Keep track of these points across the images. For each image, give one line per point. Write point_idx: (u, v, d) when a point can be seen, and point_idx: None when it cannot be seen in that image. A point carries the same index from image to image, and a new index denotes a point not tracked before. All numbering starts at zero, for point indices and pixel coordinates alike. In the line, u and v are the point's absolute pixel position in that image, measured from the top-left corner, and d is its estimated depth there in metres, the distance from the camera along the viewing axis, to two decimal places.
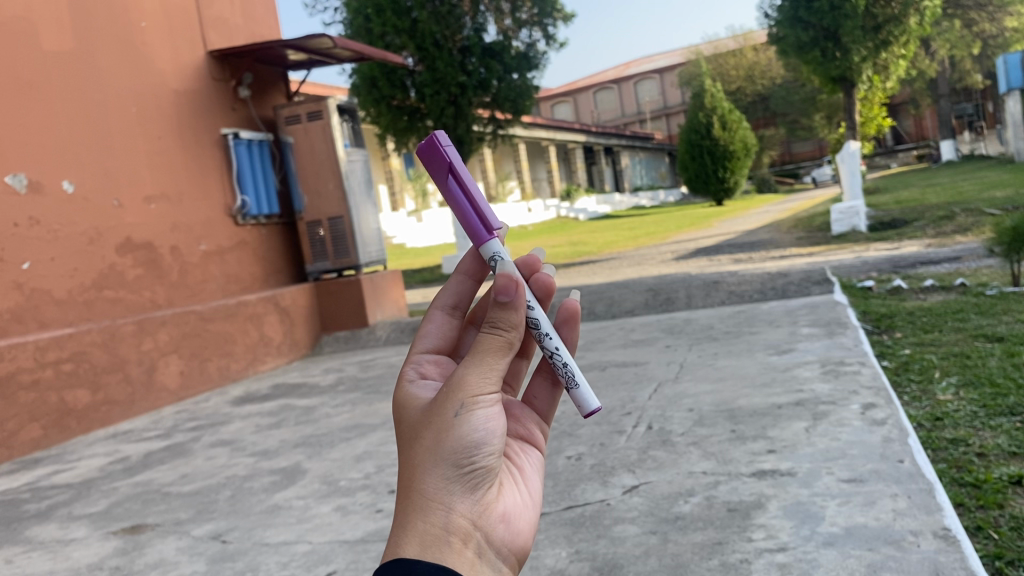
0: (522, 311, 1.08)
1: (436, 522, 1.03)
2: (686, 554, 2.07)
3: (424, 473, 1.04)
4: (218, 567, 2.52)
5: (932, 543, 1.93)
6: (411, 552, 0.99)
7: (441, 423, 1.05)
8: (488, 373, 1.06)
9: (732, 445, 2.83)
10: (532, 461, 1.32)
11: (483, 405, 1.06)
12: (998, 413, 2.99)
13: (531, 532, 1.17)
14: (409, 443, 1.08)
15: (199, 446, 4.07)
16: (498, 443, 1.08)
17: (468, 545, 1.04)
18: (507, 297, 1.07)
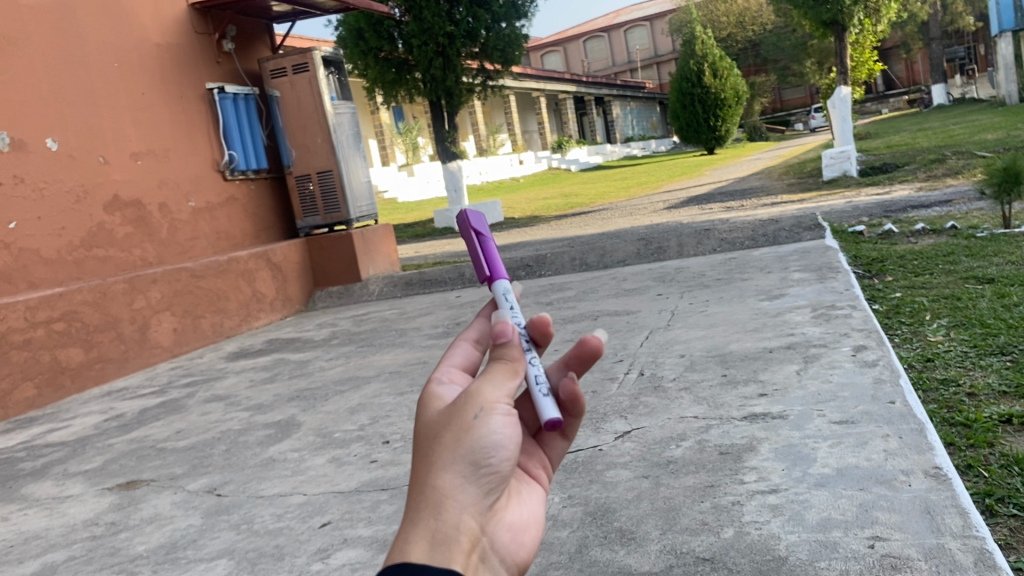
0: (516, 347, 1.01)
1: (447, 521, 0.93)
2: (678, 497, 2.08)
3: (438, 472, 0.94)
4: (214, 520, 2.53)
5: (923, 481, 1.94)
6: (420, 555, 0.89)
7: (459, 424, 0.95)
8: (506, 383, 0.98)
9: (724, 389, 2.84)
10: (533, 493, 1.15)
11: (506, 412, 0.97)
12: (989, 353, 3.03)
13: (534, 537, 1.08)
14: (422, 443, 0.98)
15: (193, 402, 4.08)
16: (518, 454, 0.98)
17: (475, 551, 0.94)
18: (505, 335, 1.00)
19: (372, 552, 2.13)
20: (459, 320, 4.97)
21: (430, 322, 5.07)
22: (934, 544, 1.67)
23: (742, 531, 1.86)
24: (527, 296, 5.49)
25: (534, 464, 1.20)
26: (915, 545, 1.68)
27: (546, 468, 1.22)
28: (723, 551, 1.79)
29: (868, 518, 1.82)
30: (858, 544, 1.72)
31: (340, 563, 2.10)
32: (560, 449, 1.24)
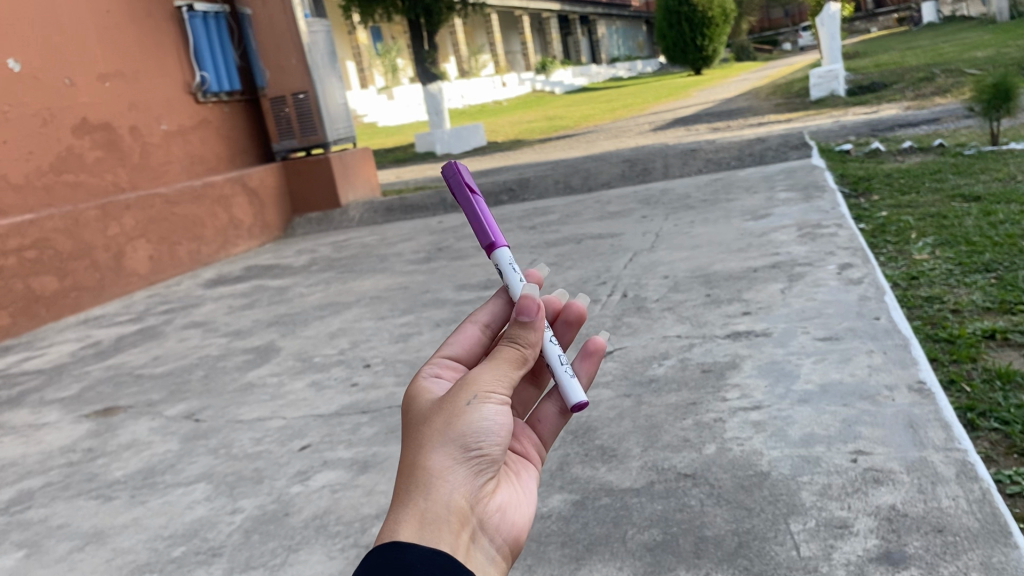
0: (539, 331, 0.99)
1: (438, 501, 0.87)
2: (659, 415, 2.06)
3: (431, 454, 0.89)
4: (192, 444, 2.50)
5: (907, 396, 1.92)
6: (408, 534, 0.83)
7: (452, 409, 0.91)
8: (506, 371, 0.94)
9: (707, 309, 2.81)
10: (529, 476, 1.10)
11: (498, 400, 0.92)
12: (974, 271, 3.01)
13: (527, 513, 1.02)
14: (416, 428, 0.92)
15: (172, 329, 4.02)
16: (510, 440, 0.93)
17: (466, 532, 0.89)
18: (528, 316, 0.98)
19: (353, 473, 2.11)
20: (441, 245, 4.89)
21: (411, 247, 4.99)
22: (917, 458, 1.66)
23: (724, 447, 1.83)
24: (509, 220, 5.40)
25: (524, 447, 1.14)
26: (897, 459, 1.66)
27: (537, 446, 1.17)
28: (704, 467, 1.77)
29: (850, 433, 1.80)
30: (840, 460, 1.70)
31: (320, 486, 2.08)
32: (554, 426, 1.21)
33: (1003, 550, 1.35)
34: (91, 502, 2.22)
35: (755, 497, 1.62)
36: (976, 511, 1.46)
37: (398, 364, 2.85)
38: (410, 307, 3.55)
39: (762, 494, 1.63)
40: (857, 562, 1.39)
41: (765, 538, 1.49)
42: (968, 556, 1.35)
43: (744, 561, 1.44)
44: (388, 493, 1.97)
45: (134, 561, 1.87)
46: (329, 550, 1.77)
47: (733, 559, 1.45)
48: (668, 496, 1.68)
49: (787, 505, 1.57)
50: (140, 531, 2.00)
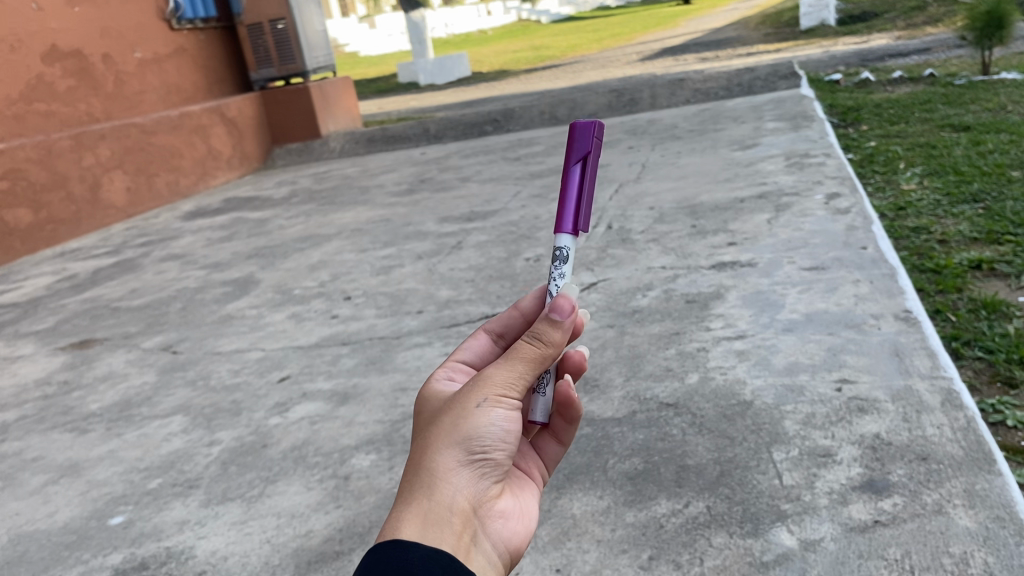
0: (566, 331, 0.87)
1: (441, 502, 0.80)
2: (643, 345, 2.03)
3: (436, 455, 0.82)
4: (170, 376, 2.47)
5: (892, 324, 1.89)
6: (411, 532, 0.76)
7: (459, 411, 0.83)
8: (522, 373, 0.85)
9: (692, 240, 2.76)
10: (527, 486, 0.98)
11: (511, 405, 0.84)
12: (962, 201, 2.97)
13: (531, 517, 0.93)
14: (425, 431, 0.85)
15: (149, 261, 3.95)
16: (517, 443, 0.86)
17: (468, 537, 0.82)
18: (560, 315, 0.86)
19: (332, 405, 2.08)
20: (423, 176, 4.81)
21: (393, 179, 4.91)
22: (902, 386, 1.64)
23: (707, 377, 1.81)
24: (493, 151, 5.31)
25: (529, 465, 1.02)
26: (883, 388, 1.64)
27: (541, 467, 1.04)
28: (686, 397, 1.75)
29: (835, 361, 1.78)
30: (825, 389, 1.68)
31: (298, 417, 2.05)
32: (556, 455, 1.06)
33: (987, 478, 1.34)
34: (66, 435, 2.19)
35: (738, 426, 1.60)
36: (960, 439, 1.44)
37: (380, 296, 2.81)
38: (392, 239, 3.49)
39: (745, 423, 1.61)
40: (840, 490, 1.37)
41: (747, 467, 1.47)
42: (951, 483, 1.34)
43: (726, 490, 1.42)
44: (367, 425, 1.94)
45: (110, 493, 1.84)
46: (307, 481, 1.75)
47: (715, 487, 1.44)
48: (650, 425, 1.66)
49: (770, 435, 1.55)
50: (115, 463, 1.97)
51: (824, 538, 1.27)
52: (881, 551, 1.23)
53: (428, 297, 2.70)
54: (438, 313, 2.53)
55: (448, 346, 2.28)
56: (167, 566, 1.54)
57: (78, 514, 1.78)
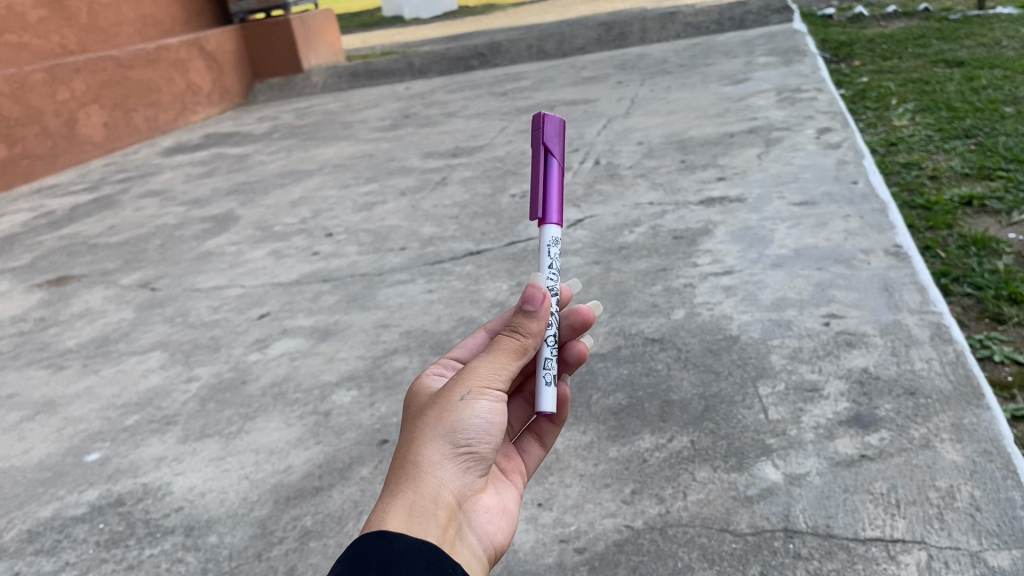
0: (542, 322, 0.87)
1: (425, 494, 0.77)
2: (629, 282, 1.99)
3: (421, 447, 0.79)
4: (148, 313, 2.42)
5: (882, 260, 1.86)
6: (397, 523, 0.72)
7: (444, 404, 0.80)
8: (504, 365, 0.83)
9: (681, 175, 2.71)
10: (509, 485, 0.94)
11: (495, 397, 0.82)
12: (954, 137, 2.92)
13: (515, 512, 0.90)
14: (408, 426, 0.82)
15: (128, 198, 3.87)
16: (501, 437, 0.83)
17: (453, 532, 0.78)
18: (533, 305, 0.86)
19: (313, 341, 2.04)
20: (407, 112, 4.71)
21: (376, 115, 4.80)
22: (891, 322, 1.61)
23: (693, 312, 1.78)
24: (479, 86, 5.20)
25: (510, 464, 0.98)
26: (871, 323, 1.62)
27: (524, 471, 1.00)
28: (672, 332, 1.72)
29: (824, 297, 1.75)
30: (813, 324, 1.65)
31: (278, 354, 2.01)
32: (537, 457, 1.03)
33: (975, 412, 1.32)
34: (42, 372, 2.15)
35: (723, 361, 1.57)
36: (949, 374, 1.42)
37: (362, 232, 2.75)
38: (375, 175, 3.42)
39: (731, 358, 1.58)
40: (826, 425, 1.35)
41: (732, 402, 1.45)
42: (939, 417, 1.32)
43: (710, 425, 1.40)
44: (348, 361, 1.91)
45: (85, 430, 1.81)
46: (286, 418, 1.72)
47: (700, 422, 1.41)
48: (635, 361, 1.63)
49: (756, 370, 1.53)
50: (92, 400, 1.94)
51: (810, 473, 1.26)
52: (868, 485, 1.21)
53: (411, 234, 2.64)
54: (421, 250, 2.49)
55: (431, 283, 2.24)
56: (143, 502, 1.52)
57: (53, 450, 1.75)
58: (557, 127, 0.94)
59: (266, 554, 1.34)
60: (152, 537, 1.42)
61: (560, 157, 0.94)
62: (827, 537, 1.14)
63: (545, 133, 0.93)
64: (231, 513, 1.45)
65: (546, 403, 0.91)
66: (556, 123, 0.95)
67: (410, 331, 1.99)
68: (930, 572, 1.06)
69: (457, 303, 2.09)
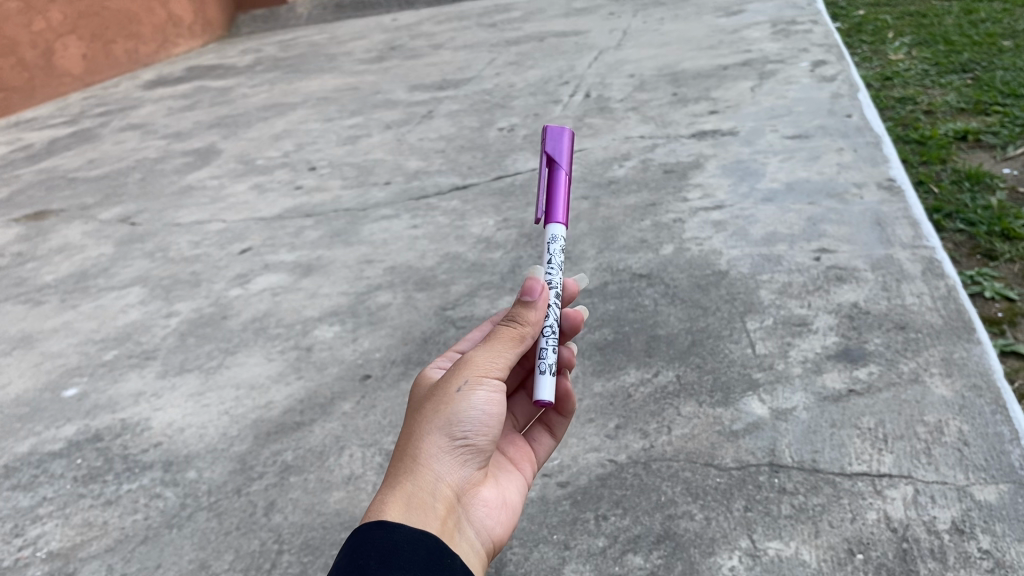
0: (540, 311, 0.83)
1: (423, 487, 0.74)
2: (617, 217, 1.95)
3: (418, 440, 0.76)
4: (127, 248, 2.37)
5: (875, 193, 1.82)
6: (395, 514, 0.69)
7: (440, 396, 0.78)
8: (503, 353, 0.81)
9: (672, 109, 2.65)
10: (513, 479, 0.91)
11: (494, 386, 0.79)
12: (951, 71, 2.85)
13: (516, 505, 0.87)
14: (406, 420, 0.80)
15: (108, 131, 3.78)
16: (500, 429, 0.81)
17: (453, 524, 0.76)
18: (531, 296, 0.82)
19: (295, 277, 2.00)
20: (394, 44, 4.59)
21: (362, 47, 4.68)
22: (883, 256, 1.58)
23: (682, 247, 1.75)
24: (468, 18, 5.06)
25: (516, 454, 0.94)
26: (863, 257, 1.59)
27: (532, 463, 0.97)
28: (661, 268, 1.69)
29: (815, 231, 1.72)
30: (803, 258, 1.62)
31: (259, 289, 1.97)
32: (548, 447, 0.99)
33: (965, 347, 1.29)
34: (20, 307, 2.11)
35: (712, 296, 1.55)
36: (940, 308, 1.40)
37: (346, 167, 2.69)
38: (359, 108, 3.34)
39: (719, 293, 1.55)
40: (815, 360, 1.33)
41: (719, 337, 1.42)
42: (929, 352, 1.30)
43: (697, 360, 1.38)
44: (331, 296, 1.87)
45: (64, 365, 1.78)
46: (267, 354, 1.69)
47: (686, 357, 1.39)
48: (622, 296, 1.61)
49: (744, 305, 1.50)
50: (70, 336, 1.90)
51: (797, 408, 1.24)
52: (855, 420, 1.20)
53: (396, 168, 2.59)
54: (406, 185, 2.43)
55: (416, 218, 2.20)
56: (122, 438, 1.49)
57: (30, 386, 1.72)
58: (567, 137, 0.91)
59: (245, 489, 1.32)
60: (130, 472, 1.40)
61: (567, 166, 0.91)
62: (813, 472, 1.12)
63: (554, 140, 0.91)
64: (210, 448, 1.43)
65: (543, 392, 0.85)
66: (566, 133, 0.92)
67: (394, 267, 1.95)
68: (916, 507, 1.04)
69: (442, 239, 2.05)
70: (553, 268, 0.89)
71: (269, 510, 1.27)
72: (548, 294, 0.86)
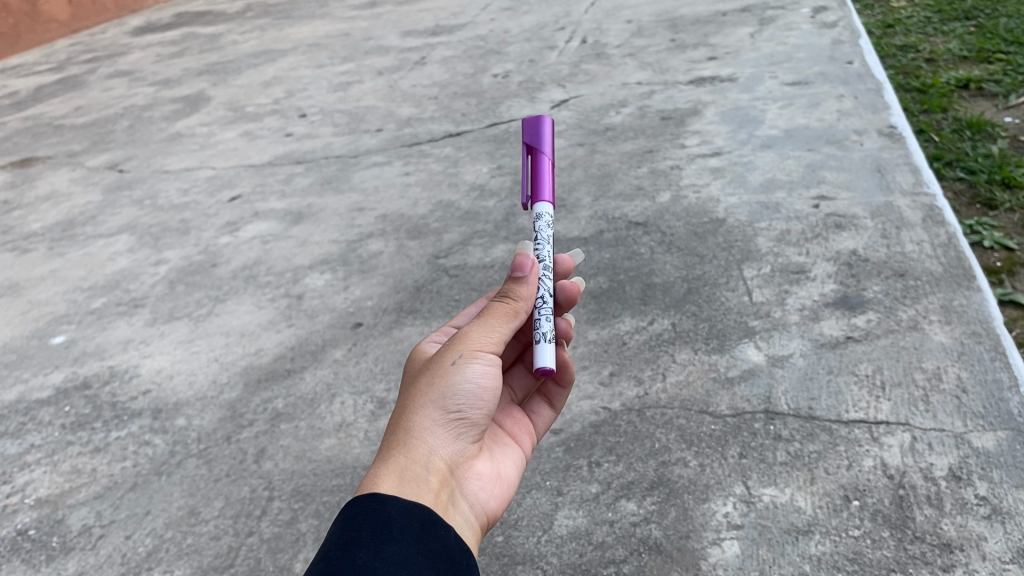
0: (533, 286, 0.82)
1: (416, 459, 0.71)
2: (614, 164, 1.92)
3: (411, 415, 0.74)
4: (115, 196, 2.33)
5: (876, 140, 1.79)
6: (388, 486, 0.67)
7: (435, 369, 0.76)
8: (497, 329, 0.78)
9: (671, 55, 2.59)
10: (513, 451, 0.88)
11: (488, 361, 0.77)
12: (954, 19, 2.79)
13: (513, 479, 0.85)
14: (400, 395, 0.77)
15: (95, 79, 3.71)
16: (495, 403, 0.78)
17: (448, 497, 0.73)
18: (522, 271, 0.81)
19: (286, 225, 1.97)
20: None
21: None
22: (883, 203, 1.55)
23: (679, 195, 1.72)
24: None
25: (515, 425, 0.91)
26: (862, 204, 1.56)
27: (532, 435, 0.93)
28: (657, 215, 1.66)
29: (814, 178, 1.69)
30: (802, 206, 1.60)
31: (249, 237, 1.94)
32: (548, 418, 0.95)
33: (965, 295, 1.28)
34: (6, 255, 2.08)
35: (709, 244, 1.52)
36: (940, 256, 1.38)
37: (337, 114, 2.64)
38: (351, 55, 3.28)
39: (716, 241, 1.53)
40: (813, 307, 1.31)
41: (716, 285, 1.40)
42: (928, 300, 1.28)
43: (693, 308, 1.36)
44: (322, 244, 1.84)
45: (51, 313, 1.76)
46: (258, 302, 1.67)
47: (682, 305, 1.37)
48: (618, 244, 1.58)
49: (741, 252, 1.48)
50: (57, 283, 1.88)
51: (794, 355, 1.22)
52: (853, 367, 1.18)
53: (388, 115, 2.54)
54: (398, 132, 2.39)
55: (409, 165, 2.16)
56: (110, 385, 1.48)
57: (17, 334, 1.70)
58: (546, 122, 0.91)
59: (236, 436, 1.31)
60: (119, 419, 1.39)
61: (550, 153, 0.91)
62: (809, 419, 1.11)
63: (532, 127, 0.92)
64: (199, 396, 1.41)
65: (544, 357, 0.81)
66: (547, 121, 0.92)
67: (386, 215, 1.92)
68: (913, 454, 1.03)
69: (435, 186, 2.02)
70: (542, 243, 0.87)
71: (259, 457, 1.26)
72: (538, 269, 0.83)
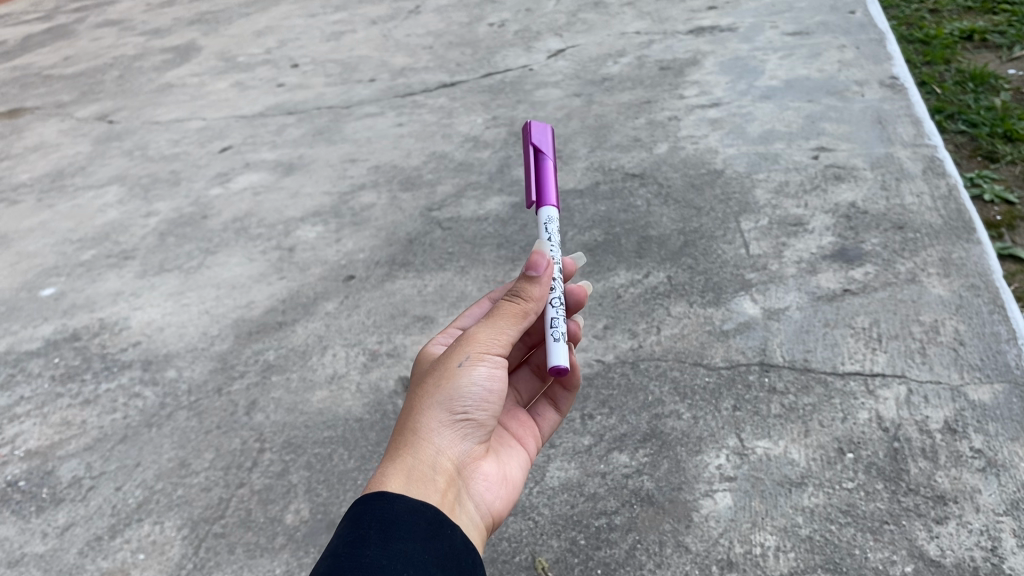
0: (545, 286, 0.76)
1: (422, 460, 0.69)
2: (611, 115, 1.89)
3: (416, 415, 0.71)
4: (105, 146, 2.29)
5: (877, 91, 1.75)
6: (394, 488, 0.65)
7: (441, 370, 0.72)
8: (506, 329, 0.74)
9: (670, 4, 2.54)
10: (518, 454, 0.85)
11: (496, 361, 0.74)
12: None
13: (519, 479, 0.82)
14: (407, 393, 0.75)
15: (84, 28, 3.63)
16: (502, 402, 0.75)
17: (454, 498, 0.71)
18: (536, 271, 0.74)
19: (277, 176, 1.94)
20: None
21: None
22: (883, 155, 1.53)
23: (676, 147, 1.69)
24: None
25: (521, 428, 0.87)
26: (862, 156, 1.54)
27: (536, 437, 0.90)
28: (654, 167, 1.63)
29: (814, 129, 1.66)
30: (801, 157, 1.57)
31: (241, 188, 1.92)
32: (553, 422, 0.91)
33: (965, 247, 1.26)
34: None
35: (706, 196, 1.50)
36: (940, 209, 1.36)
37: (329, 64, 2.59)
38: (344, 3, 3.21)
39: (714, 193, 1.51)
40: (810, 259, 1.30)
41: (712, 238, 1.39)
42: (927, 252, 1.26)
43: (689, 261, 1.34)
44: (314, 196, 1.82)
45: (41, 265, 1.74)
46: (249, 254, 1.65)
47: (678, 258, 1.35)
48: (614, 197, 1.56)
49: (739, 205, 1.46)
50: (46, 235, 1.86)
51: (790, 307, 1.21)
52: (850, 319, 1.17)
53: (382, 65, 2.49)
54: (391, 82, 2.35)
55: (402, 116, 2.12)
56: (100, 337, 1.46)
57: (6, 286, 1.68)
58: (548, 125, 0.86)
59: (226, 389, 1.30)
60: (109, 371, 1.38)
61: (553, 154, 0.86)
62: (804, 371, 1.10)
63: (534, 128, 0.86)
64: (189, 348, 1.40)
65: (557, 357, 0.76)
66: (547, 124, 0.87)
67: (379, 166, 1.89)
68: (909, 407, 1.02)
69: (428, 138, 1.98)
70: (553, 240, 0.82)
71: (250, 409, 1.25)
72: (553, 269, 0.78)
